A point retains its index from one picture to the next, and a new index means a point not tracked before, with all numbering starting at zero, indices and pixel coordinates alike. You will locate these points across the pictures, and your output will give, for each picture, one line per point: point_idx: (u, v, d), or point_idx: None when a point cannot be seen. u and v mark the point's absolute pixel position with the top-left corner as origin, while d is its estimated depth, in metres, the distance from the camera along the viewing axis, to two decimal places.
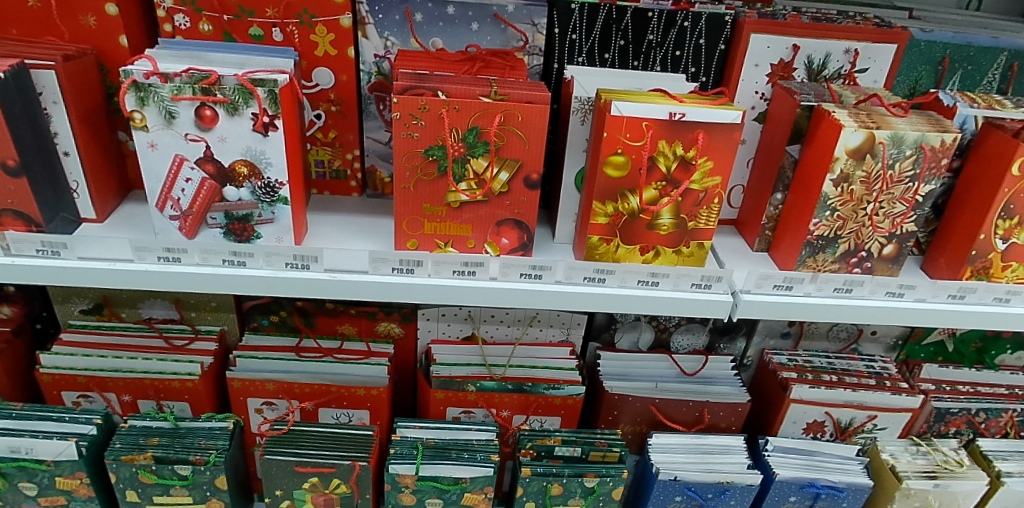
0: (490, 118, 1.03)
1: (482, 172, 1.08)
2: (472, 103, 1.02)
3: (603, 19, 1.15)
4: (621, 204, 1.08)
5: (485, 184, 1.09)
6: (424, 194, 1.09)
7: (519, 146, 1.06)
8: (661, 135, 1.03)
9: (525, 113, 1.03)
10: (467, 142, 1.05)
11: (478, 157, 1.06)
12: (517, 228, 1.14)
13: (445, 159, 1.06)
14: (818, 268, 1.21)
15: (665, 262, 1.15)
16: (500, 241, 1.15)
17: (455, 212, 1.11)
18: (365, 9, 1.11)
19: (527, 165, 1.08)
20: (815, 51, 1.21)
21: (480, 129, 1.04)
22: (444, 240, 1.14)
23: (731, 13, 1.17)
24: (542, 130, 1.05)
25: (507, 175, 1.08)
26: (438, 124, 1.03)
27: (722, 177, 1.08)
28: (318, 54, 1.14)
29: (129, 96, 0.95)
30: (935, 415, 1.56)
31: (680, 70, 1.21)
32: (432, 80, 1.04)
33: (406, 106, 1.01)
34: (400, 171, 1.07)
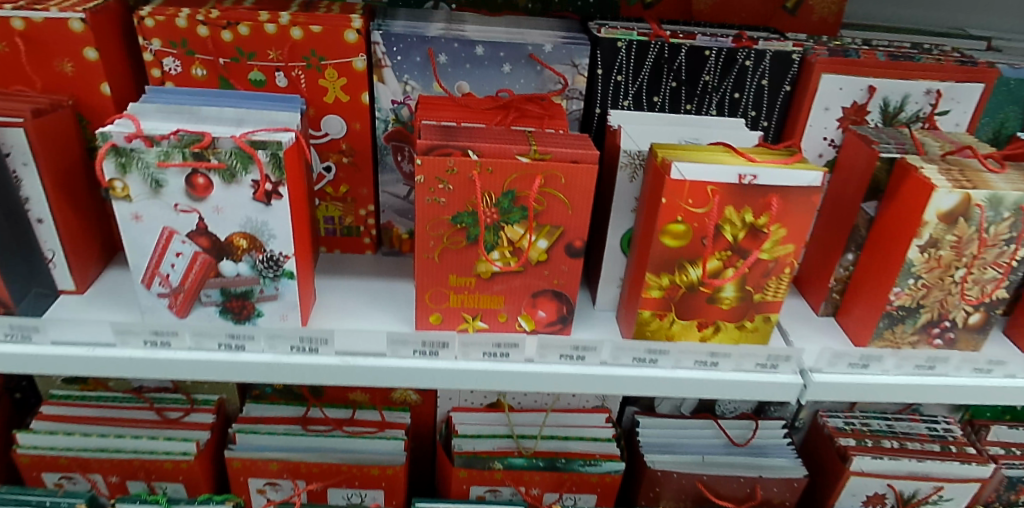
0: (530, 182, 0.89)
1: (518, 239, 0.93)
2: (508, 163, 0.87)
3: (654, 58, 1.00)
4: (678, 276, 0.94)
5: (521, 253, 0.94)
6: (449, 264, 0.95)
7: (561, 210, 0.91)
8: (728, 201, 0.88)
9: (570, 176, 0.89)
10: (501, 207, 0.90)
11: (514, 224, 0.92)
12: (556, 299, 0.99)
13: (476, 226, 0.92)
14: (896, 342, 1.07)
15: (725, 338, 1.01)
16: (536, 313, 1.00)
17: (485, 283, 0.97)
18: (382, 49, 0.96)
19: (570, 231, 0.93)
20: (892, 92, 1.06)
21: (517, 194, 0.89)
22: (472, 313, 1.00)
23: (799, 50, 1.02)
24: (589, 194, 0.90)
25: (546, 243, 0.94)
26: (468, 187, 0.88)
27: (796, 245, 0.93)
28: (328, 100, 0.99)
29: (107, 163, 0.81)
30: (1005, 484, 1.41)
31: (739, 114, 1.06)
32: (461, 136, 0.89)
33: (431, 168, 0.87)
34: (423, 240, 0.92)
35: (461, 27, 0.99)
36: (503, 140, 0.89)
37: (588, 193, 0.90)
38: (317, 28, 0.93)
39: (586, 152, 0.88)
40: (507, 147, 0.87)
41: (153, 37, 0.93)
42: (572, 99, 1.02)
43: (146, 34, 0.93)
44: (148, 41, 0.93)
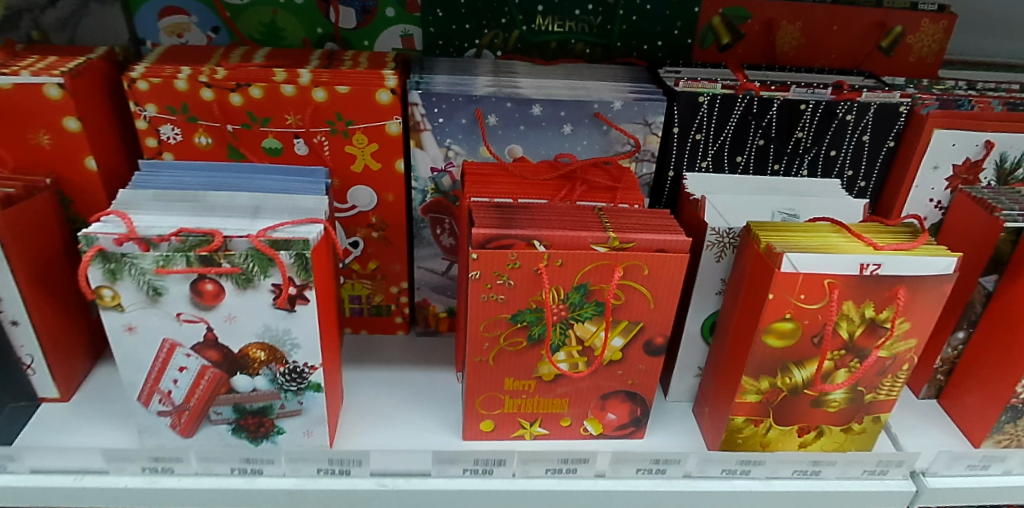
0: (608, 274, 0.74)
1: (590, 337, 0.78)
2: (582, 255, 0.72)
3: (740, 114, 0.84)
4: (780, 379, 0.80)
5: (591, 353, 0.79)
6: (506, 366, 0.80)
7: (642, 304, 0.77)
8: (847, 294, 0.73)
9: (655, 266, 0.74)
10: (572, 302, 0.75)
11: (585, 321, 0.77)
12: (629, 401, 0.84)
13: (541, 326, 0.76)
14: (1018, 435, 0.93)
15: (828, 443, 0.88)
16: (605, 416, 0.85)
17: (546, 386, 0.82)
18: (420, 110, 0.79)
19: (650, 326, 0.79)
20: (1011, 146, 0.90)
21: (591, 288, 0.74)
22: (531, 418, 0.84)
23: (908, 102, 0.87)
24: (676, 286, 0.76)
25: (621, 341, 0.79)
26: (535, 283, 0.73)
27: (919, 338, 0.79)
28: (356, 169, 0.83)
29: (94, 269, 0.66)
30: None
31: (834, 174, 0.91)
32: (520, 221, 0.73)
33: (489, 263, 0.71)
34: (477, 341, 0.77)
35: (513, 80, 0.83)
36: (573, 224, 0.74)
37: (675, 285, 0.75)
38: (343, 88, 0.77)
39: (675, 237, 0.73)
40: (580, 233, 0.72)
41: (147, 102, 0.77)
42: (642, 162, 0.86)
43: (139, 98, 0.77)
44: (141, 106, 0.78)
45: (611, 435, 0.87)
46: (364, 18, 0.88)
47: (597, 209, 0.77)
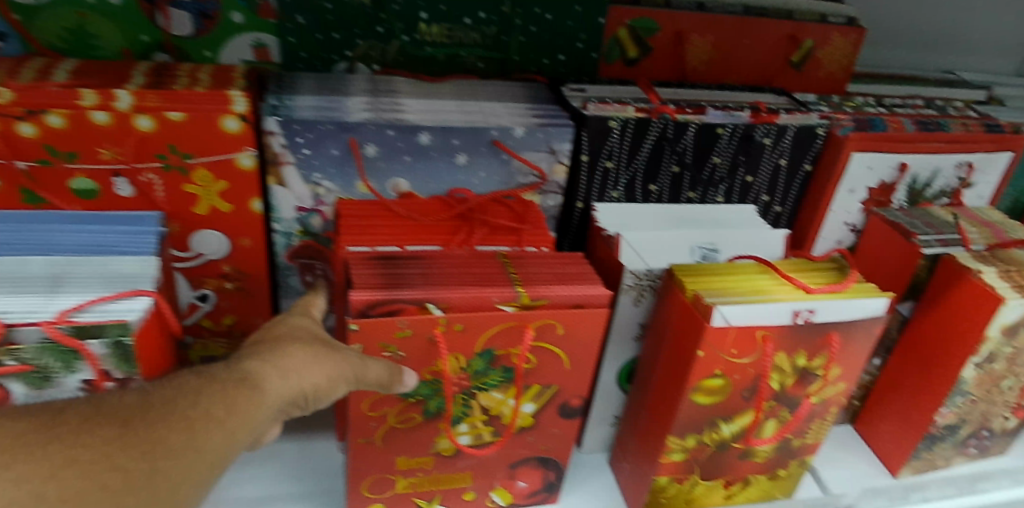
0: (517, 336, 0.62)
1: (496, 405, 0.66)
2: (485, 316, 0.60)
3: (654, 140, 0.75)
4: (707, 435, 0.73)
5: (498, 422, 0.68)
6: (397, 443, 0.67)
7: (557, 366, 0.66)
8: (781, 346, 0.68)
9: (570, 324, 0.63)
10: (475, 370, 0.64)
11: (490, 389, 0.65)
12: (541, 467, 0.74)
13: (439, 398, 0.64)
14: (931, 459, 0.92)
15: (754, 491, 0.81)
16: (515, 485, 0.74)
17: (446, 460, 0.69)
18: (279, 141, 0.64)
19: (566, 388, 0.68)
20: (922, 168, 0.89)
21: (497, 353, 0.63)
22: (428, 497, 0.72)
23: (825, 123, 0.82)
24: (593, 345, 0.65)
25: (532, 407, 0.68)
26: (431, 351, 0.61)
27: (848, 382, 0.75)
28: (199, 212, 0.66)
29: None
30: None
31: (749, 200, 0.84)
32: (412, 280, 0.60)
33: (371, 333, 0.58)
34: (361, 420, 0.64)
35: (394, 101, 0.69)
36: (473, 278, 0.62)
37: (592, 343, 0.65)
38: (176, 115, 0.61)
39: (590, 290, 0.63)
40: (483, 291, 0.60)
41: None
42: (549, 194, 0.75)
43: None
44: None
45: (521, 505, 0.76)
46: (205, 25, 0.72)
47: (500, 254, 0.66)
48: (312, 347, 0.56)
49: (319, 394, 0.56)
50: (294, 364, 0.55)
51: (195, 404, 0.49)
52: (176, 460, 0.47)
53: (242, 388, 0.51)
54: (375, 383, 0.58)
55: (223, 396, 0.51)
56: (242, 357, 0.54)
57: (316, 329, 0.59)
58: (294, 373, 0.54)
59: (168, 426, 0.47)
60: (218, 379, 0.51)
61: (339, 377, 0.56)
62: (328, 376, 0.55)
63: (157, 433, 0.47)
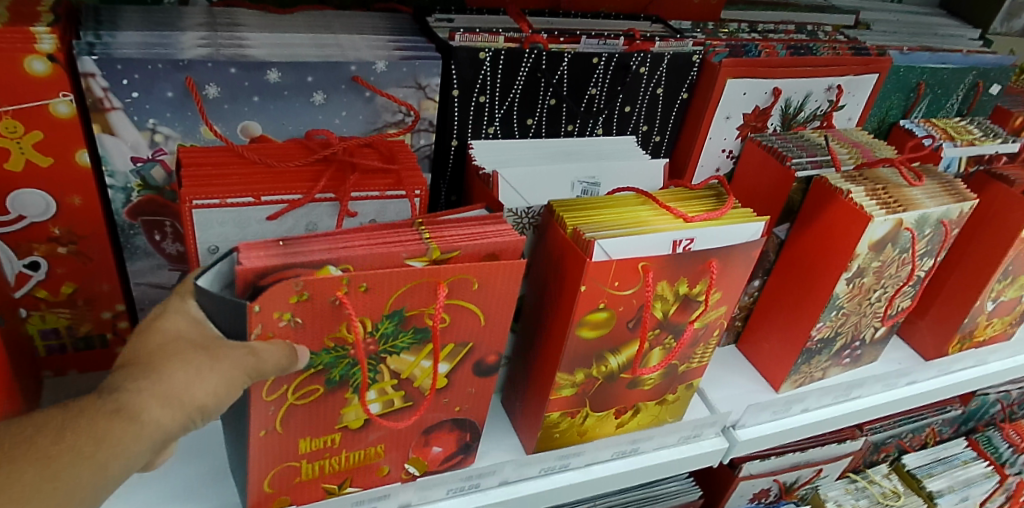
0: (429, 296, 0.59)
1: (408, 369, 0.63)
2: (394, 276, 0.56)
3: (528, 71, 0.72)
4: (595, 368, 0.73)
5: (408, 385, 0.64)
6: (295, 423, 0.62)
7: (473, 326, 0.64)
8: (661, 275, 0.68)
9: (486, 276, 0.61)
10: (382, 333, 0.60)
11: (401, 353, 0.62)
12: (456, 430, 0.71)
13: (343, 365, 0.60)
14: (810, 372, 0.97)
15: (644, 417, 0.83)
16: (430, 451, 0.72)
17: (354, 434, 0.66)
18: (100, 83, 0.56)
19: (481, 344, 0.66)
20: (795, 92, 0.91)
21: (407, 315, 0.60)
22: (338, 481, 0.69)
23: (700, 50, 0.81)
24: (508, 301, 0.64)
25: (447, 367, 0.65)
26: (334, 316, 0.56)
27: (728, 305, 0.76)
28: (11, 168, 0.58)
29: None
30: (871, 448, 1.40)
31: (629, 130, 0.83)
32: (311, 247, 0.56)
33: (270, 303, 0.53)
34: (259, 406, 0.58)
35: (235, 35, 0.62)
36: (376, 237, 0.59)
37: (507, 303, 0.64)
38: None
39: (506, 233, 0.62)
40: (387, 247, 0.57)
41: None
42: (421, 133, 0.71)
43: None
44: None
45: (437, 471, 0.74)
46: None
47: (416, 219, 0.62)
48: (193, 356, 0.51)
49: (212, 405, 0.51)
50: (175, 380, 0.50)
51: (61, 440, 0.45)
52: (44, 505, 0.43)
53: (113, 416, 0.47)
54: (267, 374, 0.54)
55: (94, 427, 0.46)
56: (116, 382, 0.49)
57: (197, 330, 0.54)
58: (180, 391, 0.50)
59: (27, 463, 0.43)
60: (92, 410, 0.47)
61: (232, 382, 0.52)
62: (219, 383, 0.51)
63: (14, 472, 0.43)
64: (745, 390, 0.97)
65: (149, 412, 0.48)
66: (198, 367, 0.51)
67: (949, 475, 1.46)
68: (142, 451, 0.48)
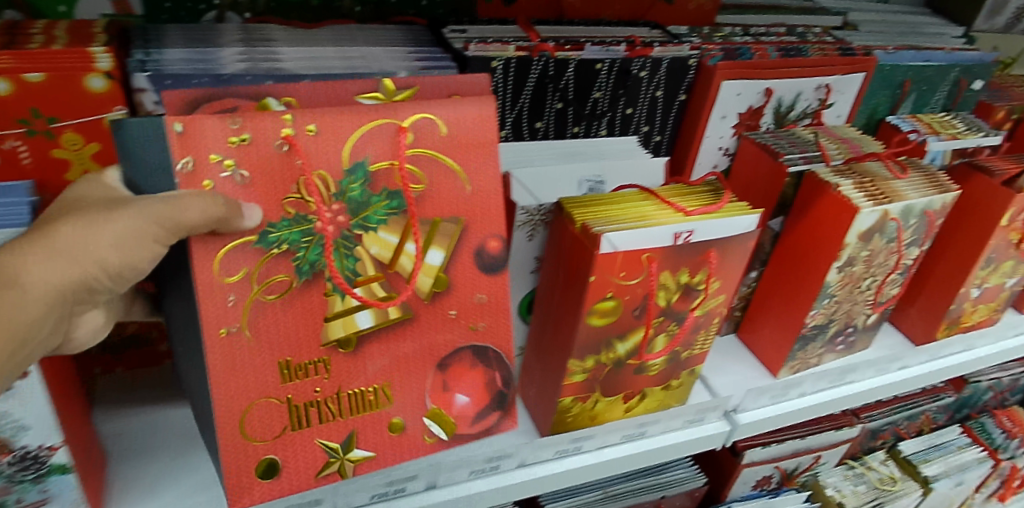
0: (391, 144, 0.58)
1: (392, 252, 0.61)
2: (342, 113, 0.56)
3: (536, 77, 0.78)
4: (604, 355, 0.79)
5: (398, 282, 0.62)
6: (279, 336, 0.59)
7: (454, 197, 0.62)
8: (663, 265, 0.74)
9: (453, 119, 0.60)
10: (348, 200, 0.58)
11: (379, 230, 0.60)
12: (480, 367, 0.69)
13: (313, 246, 0.58)
14: (806, 358, 1.02)
15: (651, 402, 0.88)
16: (452, 400, 0.69)
17: (352, 361, 0.63)
18: (152, 98, 0.62)
19: (472, 227, 0.64)
20: (786, 92, 0.97)
21: (372, 168, 0.58)
22: (341, 438, 0.65)
23: (696, 54, 0.87)
24: (482, 157, 0.62)
25: (440, 255, 0.63)
26: (288, 168, 0.55)
27: (726, 294, 0.81)
28: (72, 178, 0.64)
29: None
30: (868, 435, 1.45)
31: (631, 131, 0.88)
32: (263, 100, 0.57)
33: (200, 137, 0.52)
34: (217, 293, 0.56)
35: (270, 51, 0.68)
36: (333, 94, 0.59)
37: (484, 157, 0.62)
38: (35, 76, 0.58)
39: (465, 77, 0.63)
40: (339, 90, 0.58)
41: None
42: None
43: None
44: None
45: (467, 434, 0.70)
46: None
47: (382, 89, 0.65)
48: (90, 215, 0.52)
49: (116, 266, 0.52)
50: (70, 240, 0.51)
51: None
52: None
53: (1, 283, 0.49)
54: (191, 228, 0.52)
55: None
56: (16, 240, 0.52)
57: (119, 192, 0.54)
58: (76, 249, 0.51)
59: None
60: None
61: (139, 241, 0.52)
62: (123, 242, 0.52)
63: None
64: (746, 377, 1.02)
65: (35, 272, 0.50)
66: (96, 223, 0.51)
67: (945, 460, 1.50)
68: (36, 311, 0.51)
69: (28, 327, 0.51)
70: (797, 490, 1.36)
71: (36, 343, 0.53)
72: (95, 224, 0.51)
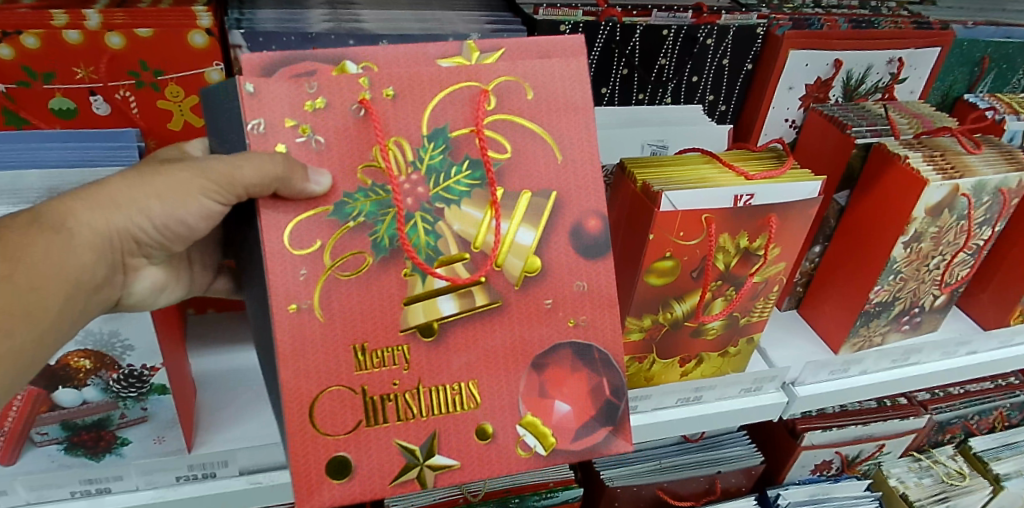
0: (471, 108, 0.57)
1: (479, 227, 0.58)
2: (421, 79, 0.56)
3: (603, 43, 0.80)
4: (662, 315, 0.80)
5: (484, 262, 0.58)
6: (349, 320, 0.57)
7: (543, 172, 0.59)
8: (723, 227, 0.75)
9: (536, 82, 0.58)
10: (430, 168, 0.57)
11: (461, 204, 0.57)
12: (584, 372, 0.63)
13: (390, 221, 0.56)
14: (869, 336, 1.01)
15: (707, 367, 0.90)
16: (552, 408, 0.62)
17: (434, 352, 0.59)
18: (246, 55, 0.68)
19: (572, 202, 0.60)
20: (856, 65, 0.96)
21: (453, 135, 0.57)
22: (420, 441, 0.60)
23: (764, 23, 0.87)
24: (573, 121, 0.59)
25: (532, 233, 0.59)
26: (364, 134, 0.55)
27: (788, 261, 0.82)
28: (174, 128, 0.71)
29: None
30: (936, 427, 1.37)
31: (696, 99, 0.90)
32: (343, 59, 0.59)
33: (269, 103, 0.53)
34: (286, 265, 0.55)
35: (352, 13, 0.73)
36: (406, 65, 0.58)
37: (576, 123, 0.59)
38: (145, 31, 0.65)
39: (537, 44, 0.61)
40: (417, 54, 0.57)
41: None
42: None
43: None
44: None
45: (569, 450, 0.63)
46: None
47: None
48: (141, 172, 0.57)
49: (160, 217, 0.57)
50: (120, 191, 0.56)
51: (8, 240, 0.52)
52: None
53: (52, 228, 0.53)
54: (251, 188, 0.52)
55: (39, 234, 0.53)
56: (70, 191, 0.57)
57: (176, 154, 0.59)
58: (127, 199, 0.56)
59: None
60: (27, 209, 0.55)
61: (186, 195, 0.55)
62: (171, 197, 0.56)
63: None
64: (805, 352, 1.01)
65: (85, 217, 0.55)
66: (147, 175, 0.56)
67: (1017, 460, 1.45)
68: (83, 256, 0.56)
69: (80, 271, 0.56)
70: (859, 478, 1.32)
71: (86, 293, 0.57)
72: (146, 178, 0.56)
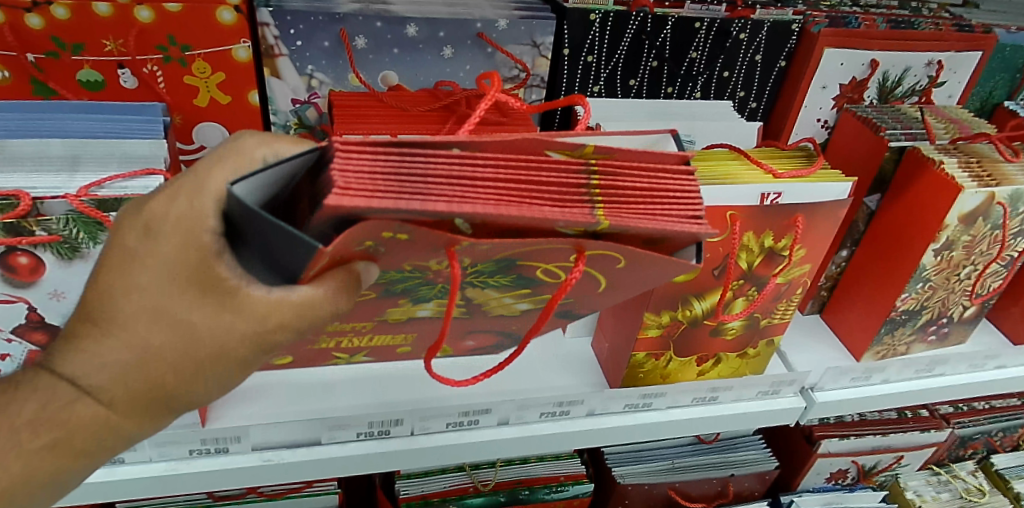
0: (554, 257, 0.56)
1: (489, 297, 0.64)
2: (519, 243, 0.52)
3: (633, 33, 0.79)
4: (680, 312, 0.79)
5: (473, 307, 0.65)
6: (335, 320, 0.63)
7: (574, 288, 0.63)
8: (748, 226, 0.73)
9: (632, 262, 0.58)
10: (482, 270, 0.58)
11: (485, 288, 0.61)
12: (497, 338, 0.76)
13: (410, 281, 0.58)
14: (893, 345, 0.98)
15: (725, 368, 0.88)
16: (462, 343, 0.77)
17: (391, 327, 0.69)
18: (273, 33, 0.69)
19: (578, 302, 0.68)
20: (893, 65, 0.93)
21: (518, 264, 0.57)
22: (351, 351, 0.75)
23: (799, 19, 0.86)
24: (632, 281, 0.64)
25: (524, 305, 0.67)
26: (429, 254, 0.53)
27: (813, 263, 0.80)
28: (199, 104, 0.72)
29: (45, 256, 0.57)
30: (957, 442, 1.34)
31: (726, 95, 0.88)
32: (442, 170, 0.48)
33: (352, 242, 0.47)
34: None
35: None
36: (523, 188, 0.51)
37: (634, 282, 0.64)
38: (174, 6, 0.65)
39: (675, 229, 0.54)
40: (546, 211, 0.50)
41: None
42: (533, 88, 0.79)
43: None
44: None
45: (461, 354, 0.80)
46: None
47: (583, 149, 0.53)
48: (185, 357, 0.49)
49: None
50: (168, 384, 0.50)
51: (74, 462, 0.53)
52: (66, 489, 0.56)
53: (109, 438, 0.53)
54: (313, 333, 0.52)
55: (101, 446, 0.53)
56: (105, 387, 0.50)
57: (201, 307, 0.48)
58: (170, 385, 0.50)
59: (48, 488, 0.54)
60: (66, 425, 0.51)
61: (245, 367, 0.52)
62: (227, 374, 0.51)
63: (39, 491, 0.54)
64: (825, 357, 1.00)
65: (139, 420, 0.53)
66: (201, 372, 0.50)
67: None
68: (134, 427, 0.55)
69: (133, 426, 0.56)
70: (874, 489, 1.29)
71: None
72: (197, 370, 0.50)
